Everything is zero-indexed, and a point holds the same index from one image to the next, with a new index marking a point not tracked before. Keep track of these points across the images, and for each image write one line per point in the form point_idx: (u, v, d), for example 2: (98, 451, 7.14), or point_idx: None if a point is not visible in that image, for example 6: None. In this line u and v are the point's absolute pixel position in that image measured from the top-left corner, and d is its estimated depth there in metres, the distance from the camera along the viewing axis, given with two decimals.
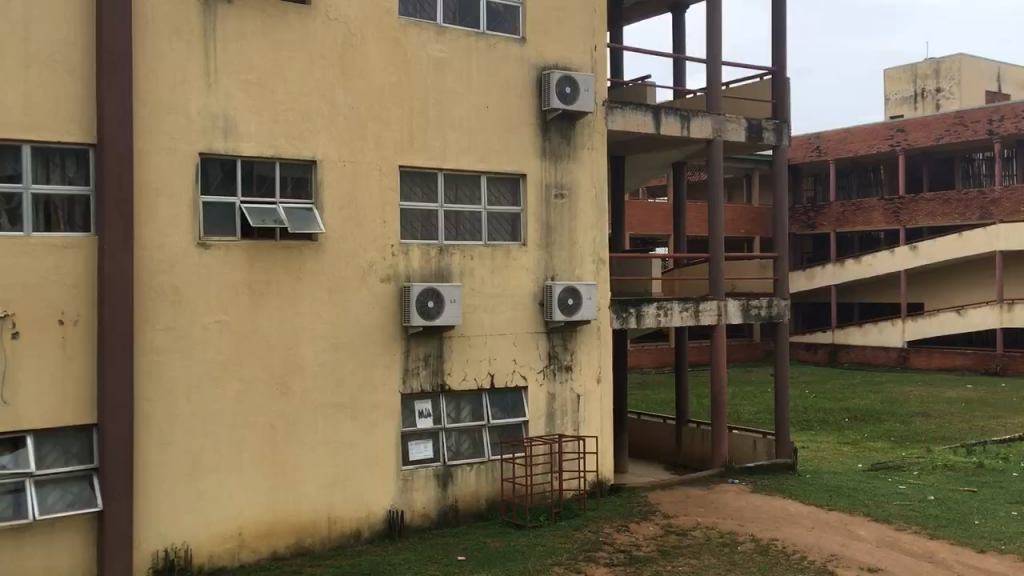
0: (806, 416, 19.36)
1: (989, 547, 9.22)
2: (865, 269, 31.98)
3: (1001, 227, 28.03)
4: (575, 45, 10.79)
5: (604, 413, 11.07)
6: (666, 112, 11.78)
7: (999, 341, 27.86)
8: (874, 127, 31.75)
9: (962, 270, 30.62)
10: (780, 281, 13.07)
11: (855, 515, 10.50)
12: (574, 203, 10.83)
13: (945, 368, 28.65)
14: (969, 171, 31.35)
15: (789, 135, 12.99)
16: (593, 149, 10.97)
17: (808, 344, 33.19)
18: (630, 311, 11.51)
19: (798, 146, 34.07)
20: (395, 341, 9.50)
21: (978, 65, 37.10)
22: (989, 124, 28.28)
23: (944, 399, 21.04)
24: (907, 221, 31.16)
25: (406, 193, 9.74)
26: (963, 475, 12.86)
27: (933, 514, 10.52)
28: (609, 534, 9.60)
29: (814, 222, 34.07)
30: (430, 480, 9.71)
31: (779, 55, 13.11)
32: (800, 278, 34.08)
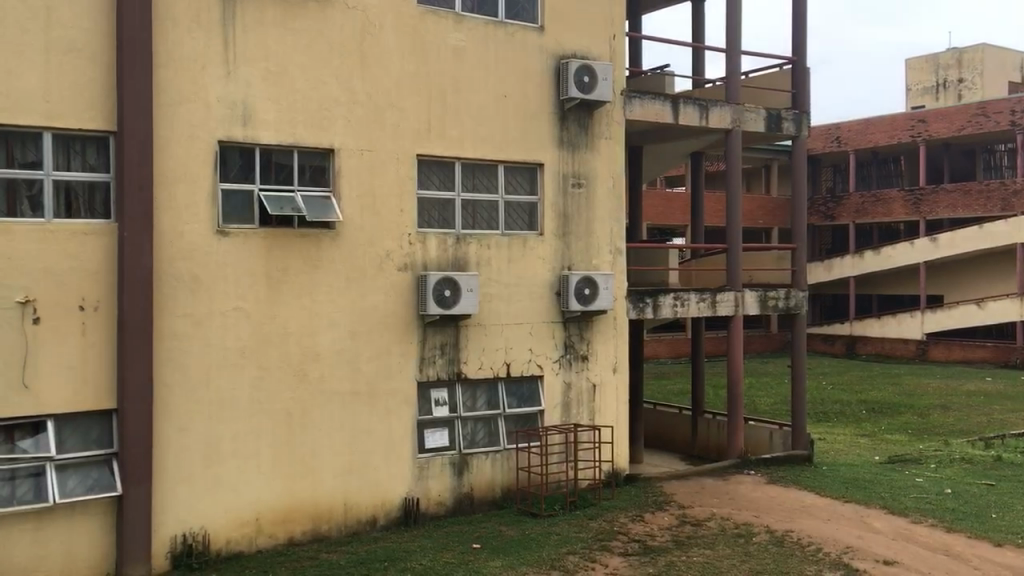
0: (823, 408, 19.28)
1: (1006, 541, 9.19)
2: (885, 259, 31.74)
3: None
4: (594, 33, 10.75)
5: (620, 403, 11.06)
6: (684, 102, 11.72)
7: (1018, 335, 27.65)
8: (895, 117, 31.42)
9: (983, 262, 30.34)
10: (798, 273, 12.99)
11: (871, 507, 10.46)
12: (591, 194, 10.80)
13: (961, 361, 28.70)
14: (990, 162, 31.06)
15: (808, 126, 12.87)
16: (610, 139, 10.93)
17: (825, 336, 33.06)
18: (646, 301, 11.49)
19: (818, 137, 33.81)
20: (411, 329, 9.53)
21: (1001, 56, 36.69)
22: (1012, 115, 27.99)
23: (962, 392, 20.92)
24: (927, 213, 30.87)
25: (423, 182, 9.76)
26: (981, 469, 12.76)
27: (950, 507, 10.46)
28: (624, 524, 9.62)
29: (832, 214, 33.82)
30: (446, 469, 9.75)
31: (799, 44, 13.01)
32: (819, 270, 33.87)
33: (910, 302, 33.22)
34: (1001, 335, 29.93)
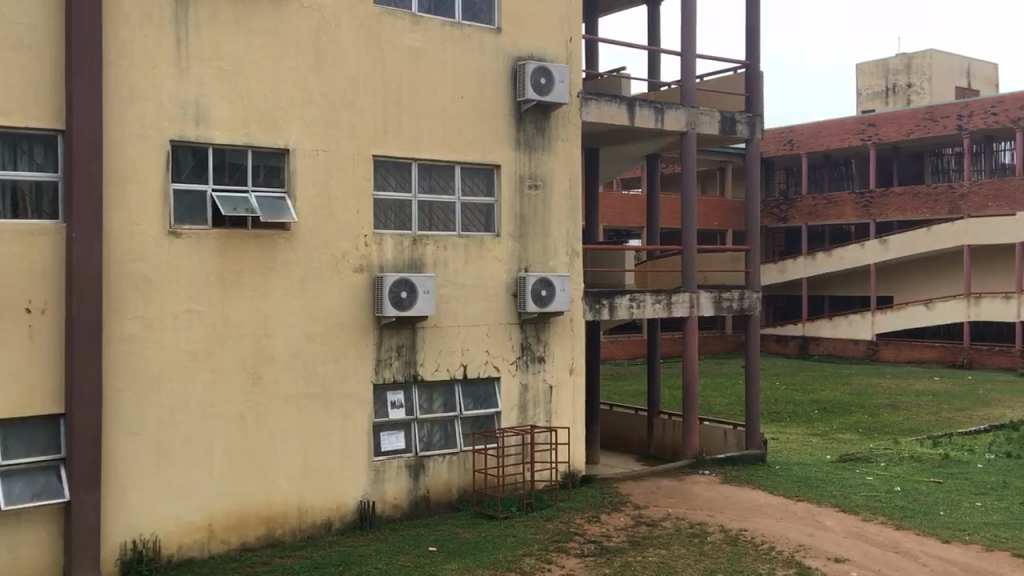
0: (777, 408, 19.54)
1: (953, 537, 9.42)
2: (836, 261, 32.24)
3: (969, 223, 28.39)
4: (550, 36, 10.77)
5: (576, 405, 11.09)
6: (640, 104, 11.80)
7: (965, 335, 28.26)
8: (845, 120, 31.95)
9: (931, 264, 30.98)
10: (751, 274, 13.14)
11: (823, 506, 10.61)
12: (548, 195, 10.82)
13: (912, 361, 29.12)
14: (938, 166, 31.73)
15: (761, 128, 13.01)
16: (567, 140, 10.96)
17: (778, 336, 33.52)
18: (603, 302, 11.54)
19: (771, 140, 34.28)
20: (367, 331, 9.47)
21: (948, 61, 37.45)
22: (958, 119, 28.53)
23: (912, 391, 21.33)
24: (877, 214, 31.43)
25: (379, 182, 9.68)
26: (929, 467, 13.02)
27: (899, 504, 10.68)
28: (580, 525, 9.65)
29: (785, 215, 34.29)
30: (402, 472, 9.70)
31: (752, 49, 13.17)
32: (772, 271, 34.29)
33: (860, 302, 33.81)
34: (949, 335, 30.57)
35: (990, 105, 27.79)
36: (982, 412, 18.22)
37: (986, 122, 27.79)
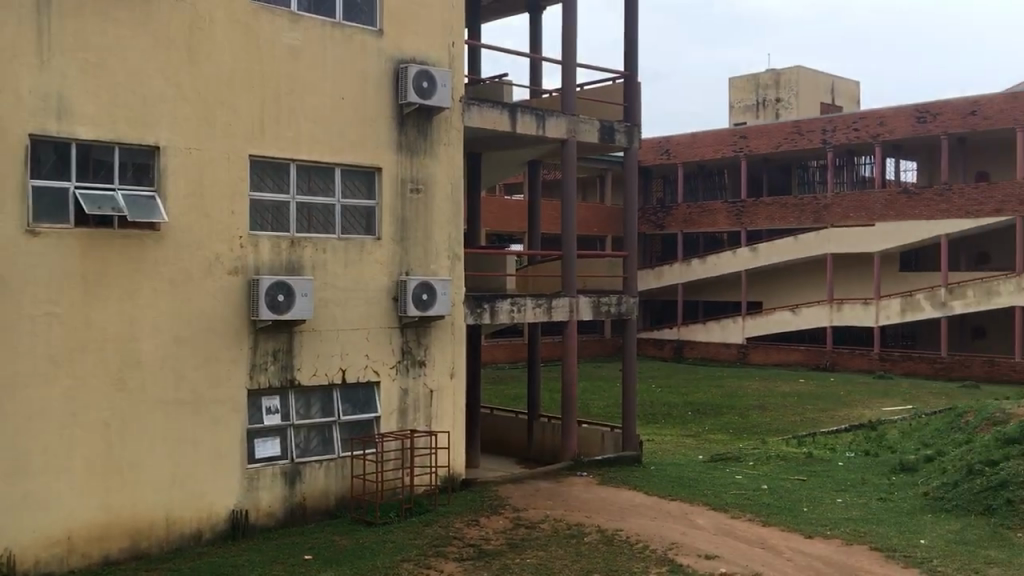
0: (652, 410, 20.05)
1: (815, 533, 9.88)
2: (710, 267, 33.34)
3: (832, 232, 29.80)
4: (432, 40, 10.75)
5: (457, 408, 11.09)
6: (522, 110, 11.92)
7: (828, 339, 29.66)
8: (718, 132, 33.08)
9: (798, 272, 32.39)
10: (629, 279, 13.43)
11: (695, 504, 10.96)
12: (430, 199, 10.79)
13: (780, 364, 30.38)
14: (805, 178, 33.23)
15: (639, 138, 13.34)
16: (449, 145, 10.97)
17: (655, 341, 34.41)
18: (484, 306, 11.58)
19: (648, 149, 35.20)
20: (242, 335, 9.23)
21: (814, 78, 39.30)
22: (823, 134, 29.91)
23: (779, 393, 22.25)
24: (748, 223, 32.62)
25: (255, 182, 9.46)
26: (794, 465, 13.62)
27: (766, 501, 11.13)
28: (459, 528, 9.66)
29: (662, 223, 35.27)
30: (278, 479, 9.50)
31: (631, 60, 13.49)
32: (649, 277, 35.19)
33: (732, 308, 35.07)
34: (814, 340, 32.05)
35: (852, 121, 29.25)
36: (842, 412, 19.17)
37: (847, 137, 29.23)
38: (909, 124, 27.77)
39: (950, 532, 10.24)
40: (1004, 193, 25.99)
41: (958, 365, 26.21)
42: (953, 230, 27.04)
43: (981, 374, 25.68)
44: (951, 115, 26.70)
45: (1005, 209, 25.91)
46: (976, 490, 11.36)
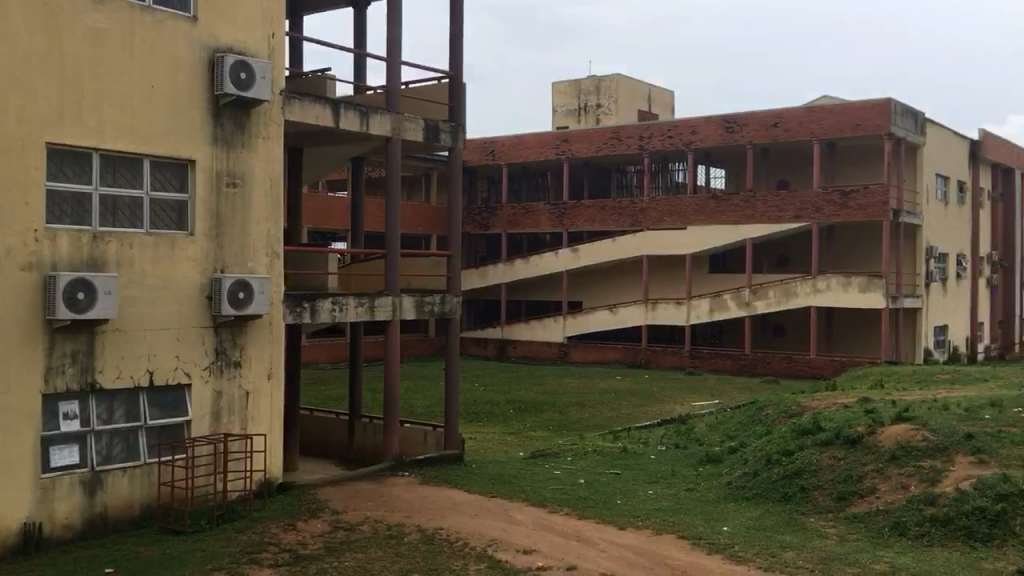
0: (474, 408, 20.24)
1: (628, 523, 10.30)
2: (533, 267, 34.04)
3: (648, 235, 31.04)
4: (251, 29, 10.39)
5: (274, 411, 10.77)
6: (344, 106, 11.72)
7: (643, 337, 30.91)
8: (542, 136, 33.77)
9: (615, 272, 33.54)
10: (453, 279, 13.47)
11: (514, 500, 11.15)
12: (247, 194, 10.43)
13: (598, 362, 31.41)
14: (622, 182, 34.48)
15: (464, 138, 13.42)
16: (268, 139, 10.63)
17: (478, 340, 34.78)
18: (304, 305, 11.30)
19: (474, 149, 35.51)
20: (36, 336, 8.60)
21: (632, 86, 40.88)
22: (640, 140, 31.13)
23: (596, 390, 23.00)
24: (569, 224, 33.46)
25: (52, 172, 8.84)
26: (609, 459, 14.12)
27: (582, 495, 11.48)
28: (275, 534, 9.39)
29: (486, 223, 35.69)
30: (76, 488, 8.92)
31: (456, 60, 13.56)
32: (473, 277, 35.55)
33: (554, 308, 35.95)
34: (630, 338, 33.29)
35: (667, 128, 30.54)
36: (655, 407, 20.04)
37: (663, 144, 30.54)
38: (719, 134, 29.26)
39: (750, 519, 10.93)
40: (801, 201, 27.83)
41: (759, 361, 27.94)
42: (755, 235, 28.62)
43: (779, 370, 27.47)
44: (755, 126, 28.30)
45: (803, 216, 27.74)
46: (774, 478, 12.20)
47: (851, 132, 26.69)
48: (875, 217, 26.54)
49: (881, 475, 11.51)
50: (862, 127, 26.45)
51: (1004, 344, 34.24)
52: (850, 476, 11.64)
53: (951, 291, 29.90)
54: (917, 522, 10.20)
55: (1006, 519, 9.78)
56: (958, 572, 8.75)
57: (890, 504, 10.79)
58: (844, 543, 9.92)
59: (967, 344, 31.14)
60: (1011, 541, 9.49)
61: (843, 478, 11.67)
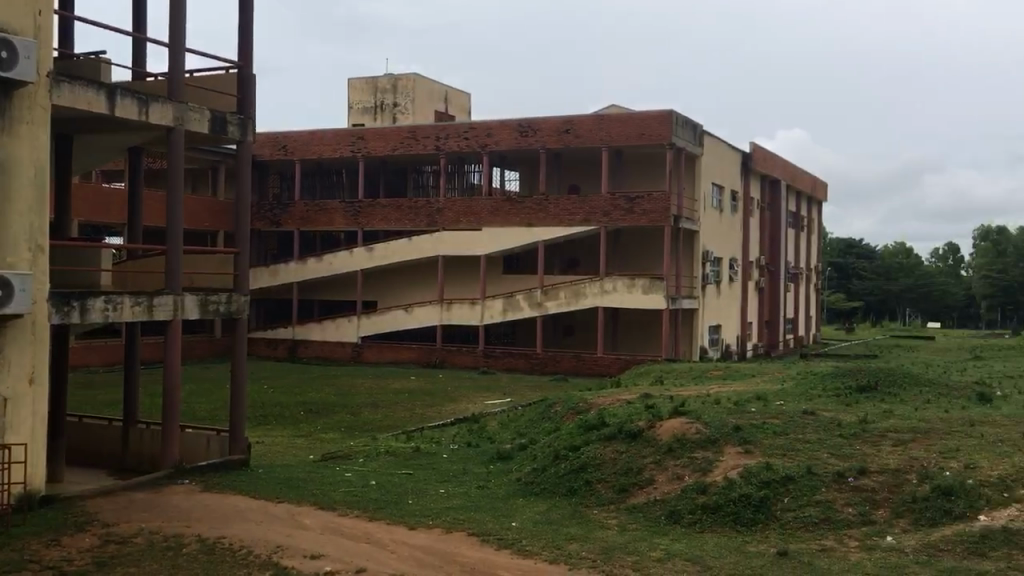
0: (261, 411, 19.59)
1: (419, 523, 10.34)
2: (326, 267, 33.45)
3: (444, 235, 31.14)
4: (13, 4, 9.55)
5: (37, 418, 9.96)
6: (121, 92, 11.01)
7: (437, 337, 31.09)
8: (336, 132, 33.06)
9: (411, 272, 33.50)
10: (240, 277, 12.98)
11: (302, 504, 10.90)
12: (7, 183, 9.57)
13: (391, 362, 31.30)
14: (419, 182, 34.47)
15: (252, 132, 12.96)
16: (32, 123, 9.81)
17: (268, 341, 33.77)
18: (73, 304, 10.51)
19: (265, 143, 34.28)
20: None
21: (429, 87, 40.99)
22: (436, 141, 31.16)
23: (389, 390, 22.89)
24: (364, 223, 32.99)
25: None
26: (402, 460, 14.09)
27: (373, 497, 11.40)
28: (35, 551, 8.68)
29: (279, 220, 34.65)
30: None
31: (245, 50, 13.07)
32: (263, 276, 34.54)
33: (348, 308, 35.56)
34: (425, 337, 33.35)
35: (462, 130, 30.69)
36: (447, 406, 20.21)
37: (458, 146, 30.75)
38: (513, 137, 29.80)
39: (537, 513, 11.24)
40: (590, 205, 28.83)
41: (550, 360, 28.78)
42: (546, 237, 29.47)
43: (568, 368, 28.41)
44: (548, 131, 29.09)
45: (591, 220, 28.74)
46: (561, 473, 12.62)
47: (637, 140, 27.98)
48: (657, 222, 27.94)
49: (659, 467, 12.17)
50: (646, 137, 27.79)
51: (770, 343, 37.24)
52: (631, 469, 12.24)
53: (724, 293, 32.10)
54: (690, 510, 10.86)
55: (768, 505, 10.61)
56: (725, 556, 9.40)
57: (666, 494, 11.42)
58: (625, 533, 10.41)
59: (737, 342, 33.58)
60: (772, 525, 10.30)
61: (624, 471, 12.25)
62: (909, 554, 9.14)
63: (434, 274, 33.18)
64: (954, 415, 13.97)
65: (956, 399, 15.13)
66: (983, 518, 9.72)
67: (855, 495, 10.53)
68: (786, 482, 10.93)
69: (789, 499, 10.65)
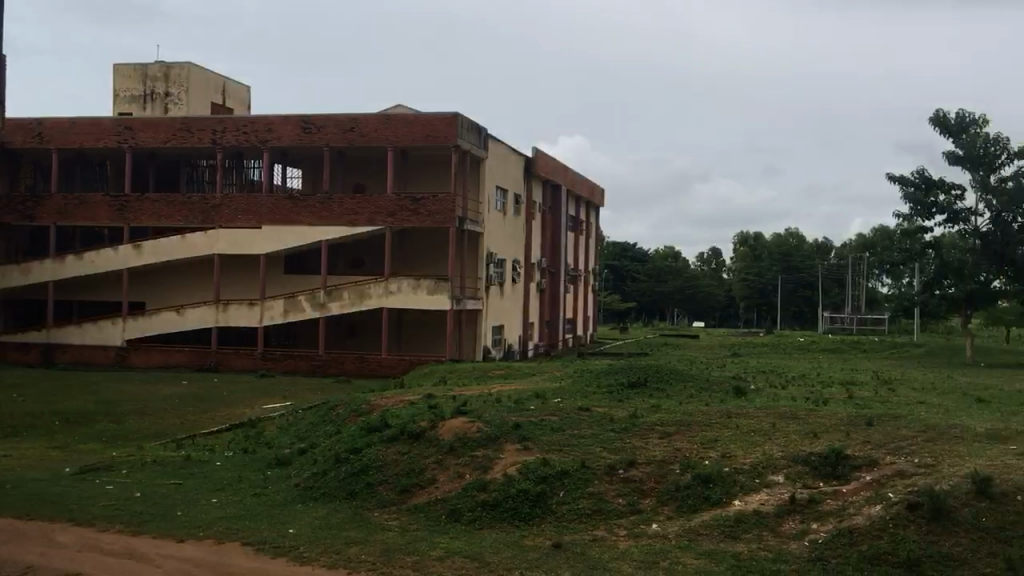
0: (8, 422, 17.93)
1: (188, 535, 9.89)
2: (87, 265, 31.19)
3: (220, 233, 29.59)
4: None
5: None
6: None
7: (211, 340, 29.71)
8: (99, 121, 30.58)
9: (186, 272, 31.83)
10: None
11: (57, 522, 10.13)
12: None
13: (159, 366, 29.61)
14: (193, 177, 32.75)
15: None
16: None
17: (20, 344, 31.05)
18: None
19: (16, 129, 31.09)
20: None
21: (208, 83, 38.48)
22: (213, 134, 29.37)
23: (159, 396, 21.68)
24: (133, 219, 30.66)
25: None
26: (171, 469, 13.38)
27: (138, 509, 10.78)
28: None
29: (31, 214, 31.60)
30: None
31: None
32: (14, 274, 31.78)
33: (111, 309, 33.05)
34: (198, 340, 31.78)
35: (241, 123, 29.17)
36: (221, 412, 19.39)
37: (236, 140, 29.12)
38: (295, 134, 28.75)
39: (316, 518, 11.02)
40: (375, 205, 28.41)
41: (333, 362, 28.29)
42: (331, 237, 28.64)
43: (351, 370, 28.03)
44: (332, 129, 28.39)
45: (376, 220, 28.34)
46: (341, 476, 12.44)
47: (421, 142, 28.06)
48: (442, 223, 28.05)
49: (440, 466, 12.27)
50: (431, 138, 27.91)
51: (549, 342, 38.59)
52: (413, 469, 12.26)
53: (507, 294, 32.89)
54: (471, 508, 11.02)
55: (544, 500, 10.94)
56: (501, 550, 9.60)
57: (447, 493, 11.53)
58: (406, 534, 10.40)
59: (519, 342, 34.53)
60: (548, 518, 10.64)
61: (406, 472, 12.25)
62: (671, 540, 9.71)
63: (210, 274, 31.71)
64: (712, 409, 15.03)
65: (714, 394, 16.29)
66: (736, 503, 10.50)
67: (624, 486, 11.08)
68: (561, 476, 11.33)
69: (565, 492, 11.04)
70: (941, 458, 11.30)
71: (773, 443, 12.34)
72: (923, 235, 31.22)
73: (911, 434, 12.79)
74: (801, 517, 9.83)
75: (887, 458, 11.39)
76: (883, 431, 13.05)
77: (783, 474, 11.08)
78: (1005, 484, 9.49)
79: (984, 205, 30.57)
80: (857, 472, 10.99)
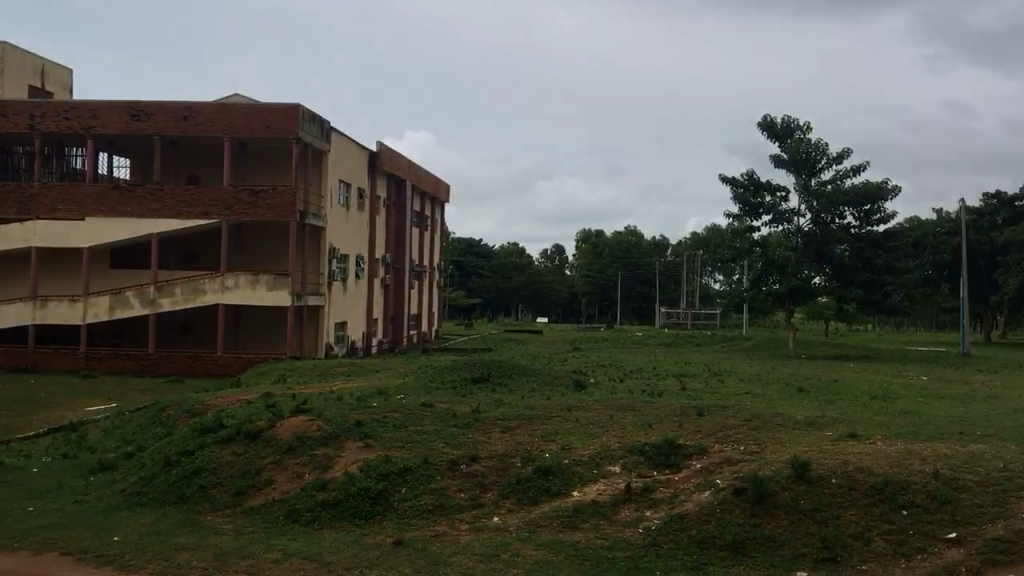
0: None
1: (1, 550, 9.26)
2: None
3: (38, 225, 27.73)
4: None
5: None
6: None
7: (29, 339, 27.82)
8: None
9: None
10: None
11: None
12: None
13: None
14: (8, 164, 30.54)
15: None
16: None
17: None
18: None
19: None
20: None
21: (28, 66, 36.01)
22: (30, 119, 27.47)
23: None
24: None
25: None
26: None
27: None
28: None
29: None
30: None
31: None
32: None
33: None
34: (15, 339, 29.70)
35: (61, 108, 27.45)
36: (39, 415, 18.17)
37: (57, 126, 27.36)
38: (123, 121, 27.25)
39: (142, 525, 10.50)
40: (210, 198, 27.35)
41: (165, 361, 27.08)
42: (161, 230, 27.41)
43: (184, 369, 26.90)
44: (163, 117, 27.09)
45: (211, 214, 27.29)
46: (171, 480, 11.91)
47: (261, 132, 27.26)
48: (281, 217, 27.31)
49: (277, 467, 11.95)
50: (271, 129, 27.18)
51: (393, 339, 38.39)
52: (249, 470, 11.88)
53: (350, 290, 32.45)
54: (310, 508, 10.77)
55: (386, 497, 10.83)
56: (341, 550, 9.43)
57: (285, 494, 11.21)
58: (241, 537, 10.05)
59: (363, 338, 34.16)
60: (389, 516, 10.53)
61: (241, 473, 11.86)
62: (512, 531, 9.79)
63: (28, 269, 29.69)
64: (554, 402, 15.33)
65: (556, 387, 16.63)
66: (575, 493, 10.72)
67: (466, 481, 11.11)
68: (403, 473, 11.25)
69: (406, 489, 10.97)
70: (765, 445, 11.94)
71: (610, 435, 12.70)
72: (751, 234, 32.98)
73: (737, 422, 13.46)
74: (636, 506, 10.14)
75: (716, 447, 11.93)
76: (713, 420, 13.68)
77: (620, 464, 11.41)
78: (821, 467, 10.11)
79: (805, 206, 32.67)
80: (688, 460, 11.47)
